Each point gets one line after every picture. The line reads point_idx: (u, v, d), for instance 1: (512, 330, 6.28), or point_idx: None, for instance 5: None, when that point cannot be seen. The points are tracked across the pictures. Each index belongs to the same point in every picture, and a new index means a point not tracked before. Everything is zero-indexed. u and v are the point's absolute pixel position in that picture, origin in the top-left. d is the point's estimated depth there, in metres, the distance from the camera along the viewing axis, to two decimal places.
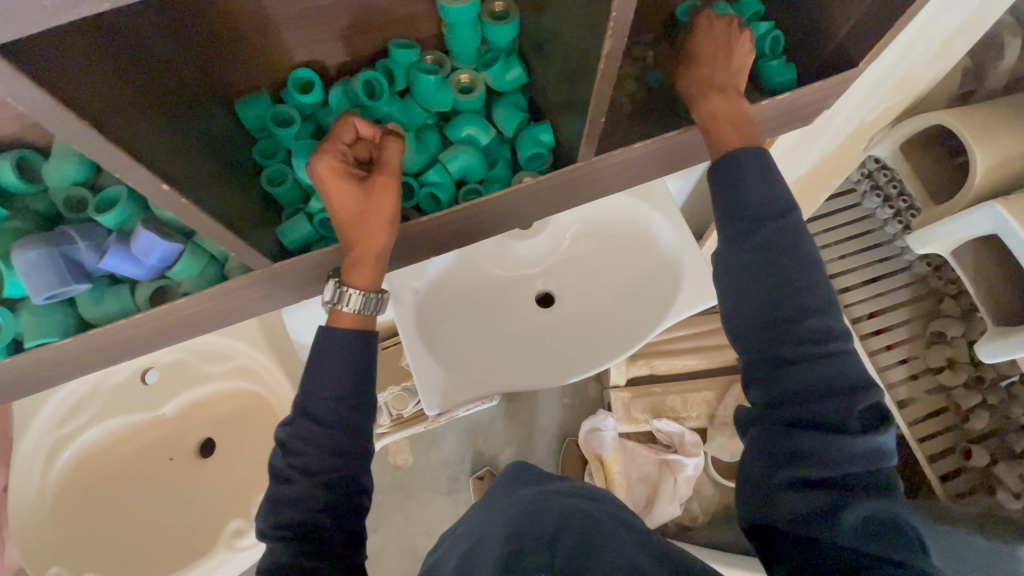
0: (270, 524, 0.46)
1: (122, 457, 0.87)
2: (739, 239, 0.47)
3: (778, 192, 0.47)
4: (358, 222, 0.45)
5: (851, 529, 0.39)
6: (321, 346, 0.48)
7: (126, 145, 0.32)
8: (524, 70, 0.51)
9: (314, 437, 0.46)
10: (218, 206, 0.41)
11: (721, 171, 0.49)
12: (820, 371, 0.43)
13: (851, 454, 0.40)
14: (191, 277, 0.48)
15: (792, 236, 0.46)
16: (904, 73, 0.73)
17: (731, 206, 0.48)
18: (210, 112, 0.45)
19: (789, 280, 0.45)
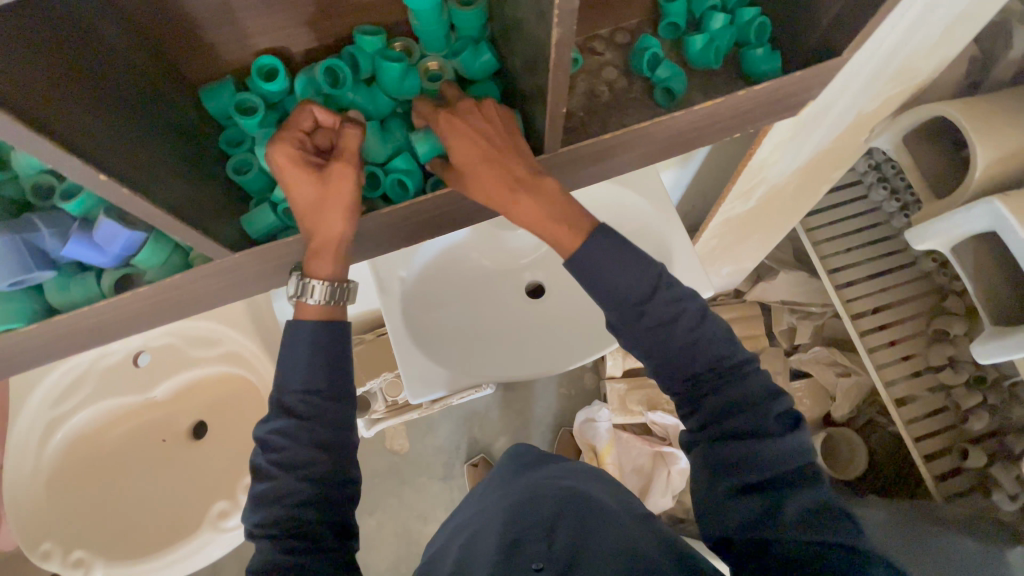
0: (256, 521, 0.45)
1: (115, 438, 0.88)
2: (632, 325, 0.49)
3: (644, 271, 0.48)
4: (316, 211, 0.45)
5: (790, 521, 0.43)
6: (290, 339, 0.47)
7: (61, 138, 0.32)
8: (495, 57, 0.50)
9: (295, 430, 0.45)
10: (174, 195, 0.41)
11: (581, 269, 0.48)
12: (736, 391, 0.48)
13: (778, 454, 0.45)
14: (155, 266, 0.49)
15: (678, 300, 0.49)
16: (902, 63, 0.70)
17: (608, 297, 0.48)
18: (171, 102, 0.45)
19: (672, 334, 0.49)
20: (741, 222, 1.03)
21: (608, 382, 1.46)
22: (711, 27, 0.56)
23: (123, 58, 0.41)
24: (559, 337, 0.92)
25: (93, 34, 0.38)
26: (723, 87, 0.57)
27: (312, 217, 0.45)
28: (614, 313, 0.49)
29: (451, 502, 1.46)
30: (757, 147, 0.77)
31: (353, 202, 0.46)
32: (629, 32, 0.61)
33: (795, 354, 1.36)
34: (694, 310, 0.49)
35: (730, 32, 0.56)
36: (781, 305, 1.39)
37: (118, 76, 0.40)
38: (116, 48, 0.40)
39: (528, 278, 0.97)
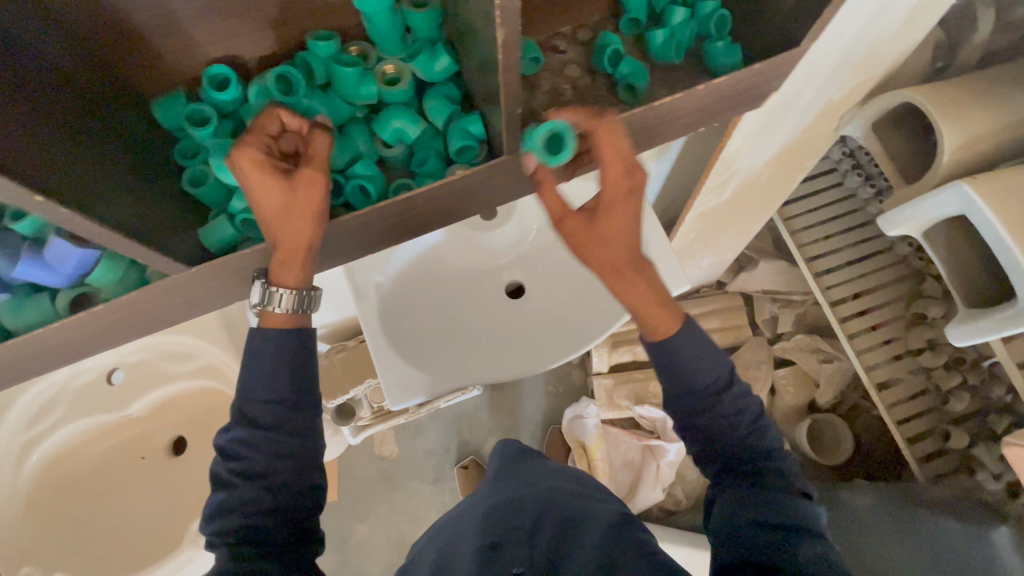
0: (213, 530, 0.44)
1: (93, 457, 0.87)
2: (695, 413, 0.51)
3: (719, 363, 0.51)
4: (282, 218, 0.43)
5: (806, 561, 0.44)
6: (254, 349, 0.46)
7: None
8: (453, 59, 0.49)
9: (256, 439, 0.45)
10: (120, 212, 0.39)
11: (657, 353, 0.51)
12: (773, 466, 0.52)
13: (799, 511, 0.48)
14: (111, 284, 0.47)
15: (744, 396, 0.52)
16: (867, 50, 0.70)
17: (683, 386, 0.51)
18: (120, 116, 0.44)
19: (733, 426, 0.51)
20: (719, 214, 1.03)
21: (595, 378, 1.46)
22: (672, 22, 0.55)
23: (65, 74, 0.39)
24: (540, 337, 0.92)
25: (30, 49, 0.37)
26: (687, 81, 0.57)
27: (277, 224, 0.44)
28: (684, 402, 0.51)
29: (443, 505, 1.45)
30: (727, 140, 0.77)
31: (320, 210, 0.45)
32: (591, 29, 0.61)
33: (778, 343, 1.37)
34: (753, 406, 0.53)
35: (690, 26, 0.56)
36: (763, 295, 1.40)
37: (60, 92, 0.39)
38: (54, 60, 0.38)
39: (507, 278, 0.96)
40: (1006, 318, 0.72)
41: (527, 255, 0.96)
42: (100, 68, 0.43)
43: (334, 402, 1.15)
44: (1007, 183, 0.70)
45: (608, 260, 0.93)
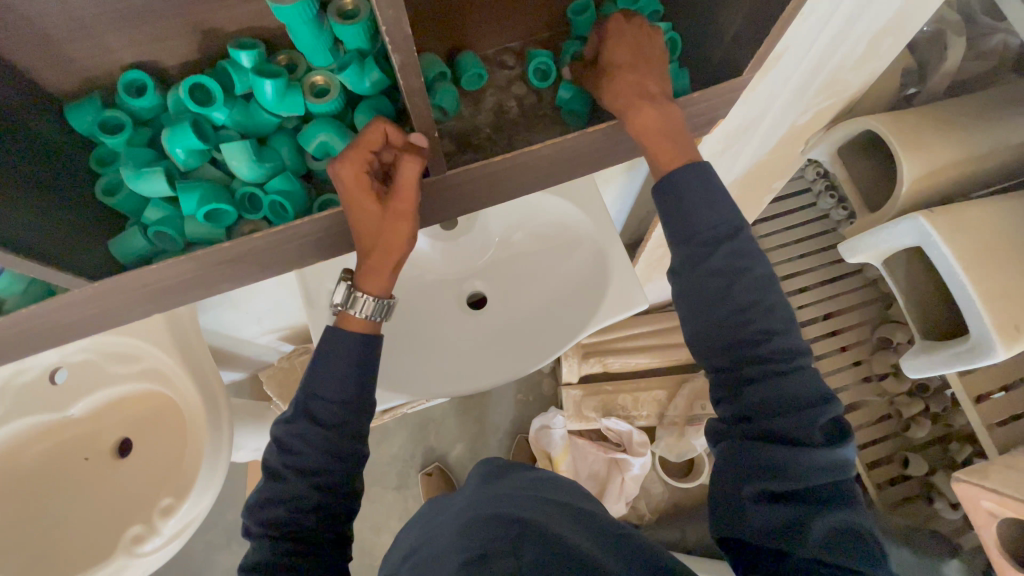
0: (262, 521, 0.50)
1: (34, 456, 0.85)
2: (695, 260, 0.50)
3: (724, 211, 0.49)
4: (375, 232, 0.48)
5: (818, 537, 0.43)
6: (328, 344, 0.52)
7: None
8: (385, 74, 0.48)
9: (314, 435, 0.50)
10: (13, 226, 0.37)
11: (664, 194, 0.51)
12: (784, 386, 0.48)
13: (815, 467, 0.45)
14: (16, 294, 0.46)
15: (750, 259, 0.50)
16: (829, 75, 0.69)
17: (685, 228, 0.50)
18: (27, 121, 0.42)
19: (729, 287, 0.49)
20: None
21: (564, 388, 1.45)
22: None
23: None
24: (514, 343, 0.91)
25: None
26: None
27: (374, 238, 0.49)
28: (687, 250, 0.50)
29: (405, 511, 1.44)
30: None
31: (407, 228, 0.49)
32: (543, 44, 0.59)
33: None
34: (761, 272, 0.50)
35: None
36: None
37: None
38: None
39: (469, 289, 0.95)
40: (959, 353, 0.71)
41: (492, 266, 0.95)
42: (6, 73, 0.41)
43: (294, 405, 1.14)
44: (965, 217, 0.69)
45: (570, 271, 0.92)
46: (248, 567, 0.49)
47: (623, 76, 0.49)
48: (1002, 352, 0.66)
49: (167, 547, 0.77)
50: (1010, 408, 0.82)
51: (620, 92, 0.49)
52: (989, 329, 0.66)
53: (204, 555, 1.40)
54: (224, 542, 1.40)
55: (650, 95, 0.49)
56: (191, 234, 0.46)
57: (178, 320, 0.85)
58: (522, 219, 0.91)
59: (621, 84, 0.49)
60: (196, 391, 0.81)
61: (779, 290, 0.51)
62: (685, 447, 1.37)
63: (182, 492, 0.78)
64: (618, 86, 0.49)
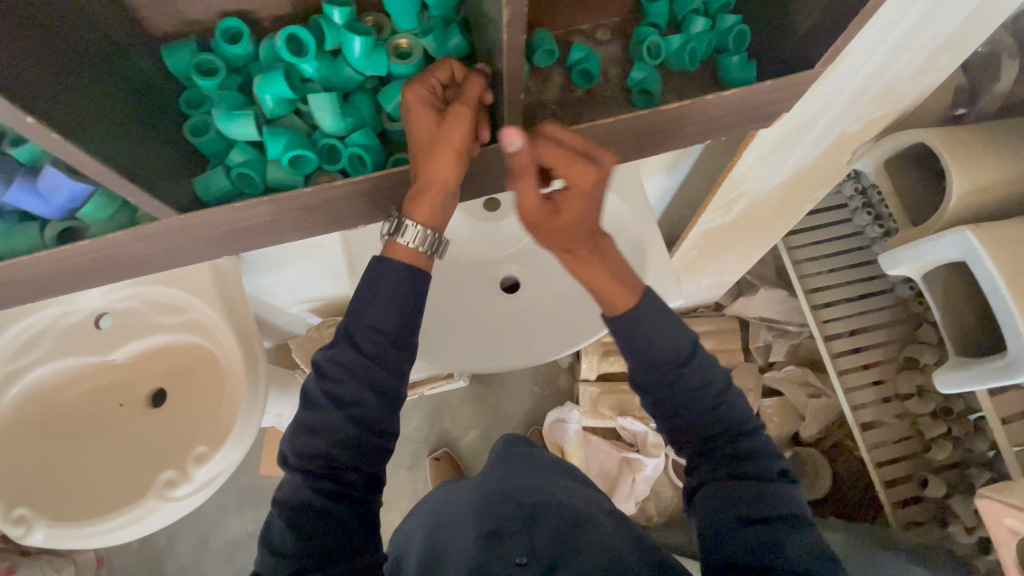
0: (296, 449, 0.52)
1: (73, 398, 0.88)
2: (661, 377, 0.56)
3: (683, 335, 0.56)
4: (429, 149, 0.47)
5: (793, 552, 0.50)
6: (374, 275, 0.51)
7: (6, 86, 0.31)
8: (465, 41, 0.50)
9: (354, 365, 0.51)
10: (120, 150, 0.39)
11: (625, 326, 0.56)
12: (745, 445, 0.57)
13: (781, 495, 0.54)
14: (102, 221, 0.47)
15: (711, 367, 0.58)
16: (886, 83, 0.70)
17: (650, 355, 0.56)
18: (129, 58, 0.44)
19: (691, 391, 0.56)
20: (722, 234, 1.03)
21: (581, 384, 1.46)
22: (691, 29, 0.55)
23: (80, 9, 0.40)
24: (543, 329, 0.94)
25: None
26: (700, 90, 0.57)
27: (423, 158, 0.47)
28: (653, 369, 0.56)
29: (415, 491, 1.45)
30: (738, 157, 0.77)
31: (460, 149, 0.47)
32: (611, 29, 0.60)
33: (769, 372, 1.39)
34: (720, 378, 0.58)
35: (709, 38, 0.56)
36: (759, 322, 1.41)
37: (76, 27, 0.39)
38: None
39: (504, 273, 0.98)
40: (995, 368, 0.72)
41: (527, 251, 0.97)
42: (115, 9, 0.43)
43: None
44: (1012, 234, 0.69)
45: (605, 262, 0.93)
46: (281, 501, 0.51)
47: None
48: None
49: (196, 495, 0.80)
50: None
51: None
52: None
53: (215, 517, 1.43)
54: (236, 505, 1.43)
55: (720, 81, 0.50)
56: (273, 179, 0.48)
57: (222, 276, 0.87)
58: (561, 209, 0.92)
59: None
60: (236, 346, 0.83)
61: (728, 383, 0.59)
62: None
63: (217, 441, 0.80)
64: None
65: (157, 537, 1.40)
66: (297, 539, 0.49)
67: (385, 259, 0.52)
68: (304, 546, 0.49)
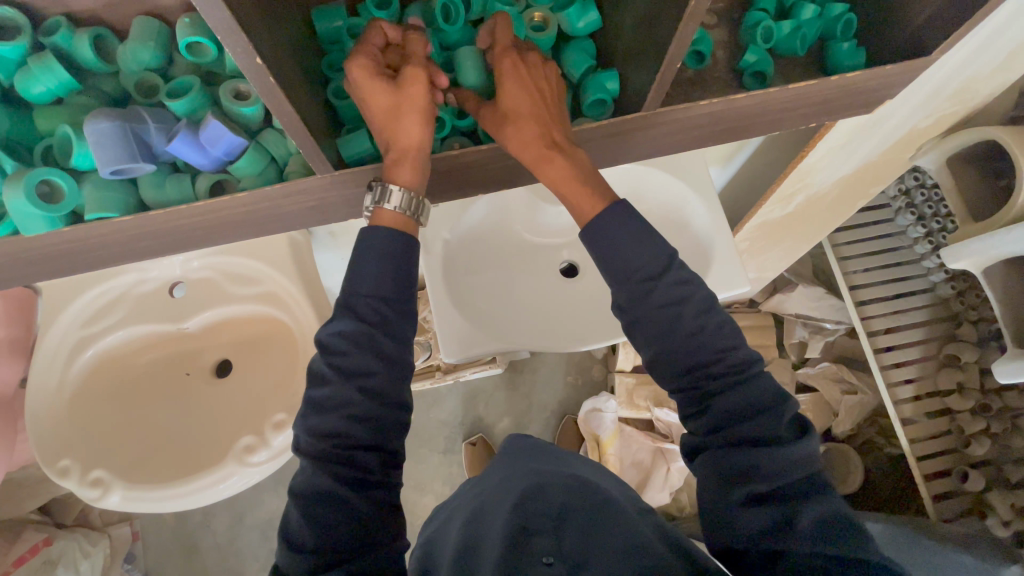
0: (313, 430, 0.48)
1: (143, 364, 0.89)
2: (638, 298, 0.52)
3: (657, 246, 0.52)
4: (393, 115, 0.47)
5: (804, 529, 0.46)
6: (365, 240, 0.49)
7: (243, 23, 0.33)
8: (599, 16, 0.52)
9: (359, 332, 0.48)
10: (298, 104, 0.41)
11: (595, 235, 0.52)
12: (743, 392, 0.51)
13: (788, 463, 0.48)
14: (252, 175, 0.49)
15: (686, 285, 0.52)
16: (965, 81, 0.73)
17: (626, 266, 0.52)
18: (294, 17, 0.46)
19: (676, 316, 0.52)
20: (775, 227, 1.06)
21: (617, 374, 1.48)
22: (800, 16, 0.57)
23: None
24: (596, 315, 0.96)
25: None
26: (803, 76, 0.60)
27: (388, 125, 0.47)
28: (633, 289, 0.52)
29: (449, 476, 1.47)
30: (811, 149, 0.80)
31: (422, 109, 0.47)
32: (717, 15, 0.62)
33: (803, 368, 1.41)
34: (700, 296, 0.53)
35: (818, 25, 0.58)
36: (795, 318, 1.43)
37: None
38: None
39: (565, 257, 1.00)
40: None
41: None
42: None
43: None
44: None
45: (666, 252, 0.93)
46: (296, 488, 0.48)
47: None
48: None
49: (270, 462, 0.81)
50: None
51: None
52: None
53: (252, 495, 1.44)
54: (272, 484, 1.44)
55: None
56: None
57: (298, 249, 0.89)
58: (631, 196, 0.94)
59: None
60: (313, 317, 0.85)
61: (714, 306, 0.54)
62: None
63: (294, 409, 0.82)
64: None
65: (194, 513, 1.42)
66: (314, 531, 0.45)
67: (374, 227, 0.49)
68: (325, 538, 0.45)
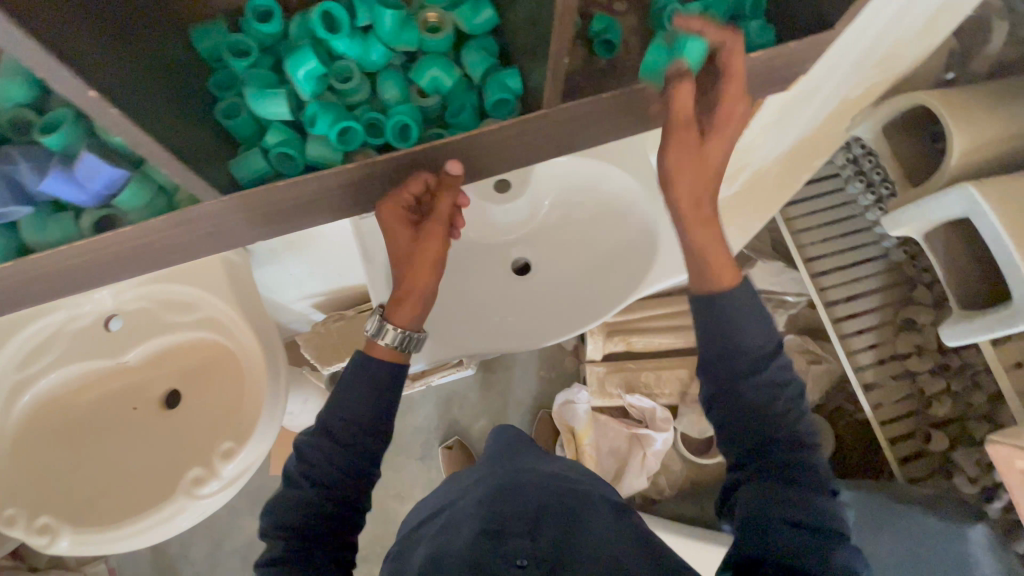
0: (272, 523, 0.55)
1: (87, 401, 0.86)
2: (740, 374, 0.55)
3: (768, 332, 0.55)
4: (408, 262, 0.57)
5: (838, 565, 0.46)
6: (354, 371, 0.58)
7: (69, 56, 0.31)
8: (495, 12, 0.50)
9: (328, 449, 0.55)
10: (166, 131, 0.39)
11: (709, 311, 0.55)
12: (806, 457, 0.53)
13: (831, 512, 0.50)
14: (139, 208, 0.46)
15: (786, 374, 0.55)
16: (891, 45, 0.72)
17: (730, 345, 0.54)
18: (167, 41, 0.44)
19: (772, 393, 0.54)
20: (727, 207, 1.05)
21: (587, 365, 1.47)
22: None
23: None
24: (553, 311, 0.95)
25: None
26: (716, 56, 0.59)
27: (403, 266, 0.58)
28: (728, 359, 0.55)
29: (428, 482, 1.46)
30: (749, 126, 0.79)
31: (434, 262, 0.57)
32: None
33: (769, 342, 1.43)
34: (794, 390, 0.56)
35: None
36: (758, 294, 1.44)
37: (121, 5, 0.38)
38: None
39: (515, 256, 0.98)
40: (1001, 318, 0.74)
41: (536, 232, 0.98)
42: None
43: (327, 369, 1.20)
44: (1012, 185, 0.72)
45: (615, 241, 0.94)
46: (261, 563, 0.53)
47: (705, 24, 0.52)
48: None
49: (225, 491, 0.80)
50: None
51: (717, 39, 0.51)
52: None
53: (228, 520, 1.41)
54: (248, 507, 1.42)
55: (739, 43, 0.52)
56: (314, 156, 0.47)
57: (235, 271, 0.86)
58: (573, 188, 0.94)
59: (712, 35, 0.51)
60: (255, 341, 0.82)
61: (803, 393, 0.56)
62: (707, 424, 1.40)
63: (243, 437, 0.80)
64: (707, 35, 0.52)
65: (170, 543, 1.39)
66: None
67: (366, 357, 0.58)
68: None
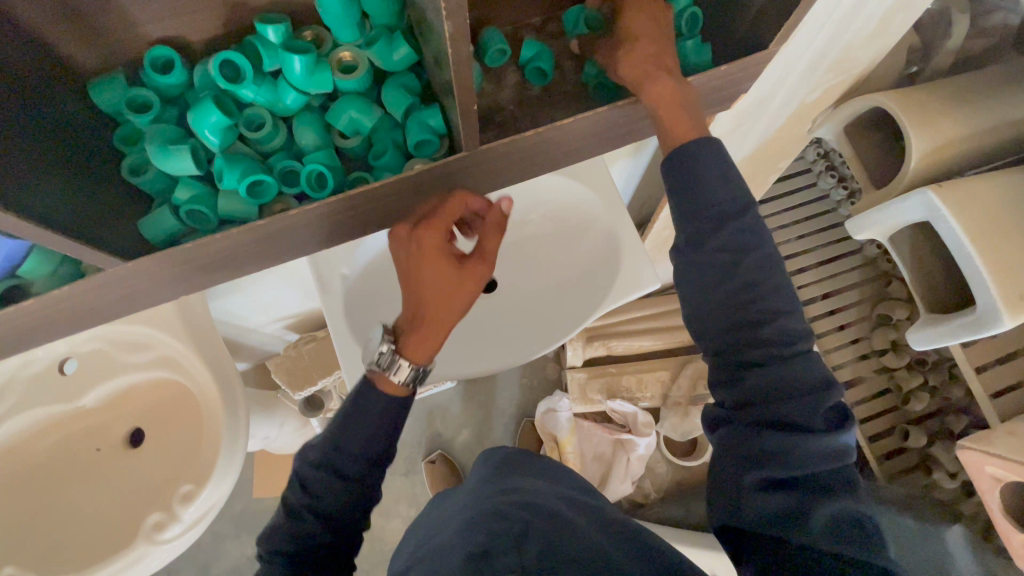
0: (270, 553, 0.52)
1: (43, 449, 0.82)
2: (701, 238, 0.50)
3: (734, 187, 0.50)
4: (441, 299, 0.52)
5: (819, 522, 0.45)
6: (361, 401, 0.53)
7: None
8: (412, 48, 0.48)
9: (333, 484, 0.51)
10: (51, 208, 0.39)
11: (673, 168, 0.51)
12: (782, 371, 0.48)
13: (816, 453, 0.46)
14: (43, 276, 0.47)
15: (755, 238, 0.50)
16: (841, 51, 0.69)
17: (692, 204, 0.50)
18: (57, 105, 0.43)
19: (738, 263, 0.50)
20: None
21: (569, 371, 1.45)
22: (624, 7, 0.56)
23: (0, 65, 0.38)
24: (525, 322, 0.92)
25: None
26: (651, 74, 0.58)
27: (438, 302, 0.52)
28: (692, 226, 0.51)
29: (413, 496, 1.45)
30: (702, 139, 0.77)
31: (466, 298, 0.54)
32: (562, 20, 0.60)
33: None
34: (766, 252, 0.50)
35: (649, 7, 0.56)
36: None
37: None
38: None
39: None
40: (965, 323, 0.73)
41: (500, 249, 0.95)
42: (42, 54, 0.42)
43: (300, 393, 1.18)
44: (970, 188, 0.70)
45: (580, 258, 0.92)
46: None
47: (635, 48, 0.51)
48: (1007, 321, 0.67)
49: (187, 534, 0.78)
50: (1007, 377, 0.86)
51: (643, 66, 0.50)
52: (996, 301, 0.67)
53: (213, 545, 1.41)
54: (233, 532, 1.41)
55: (666, 71, 0.51)
56: (227, 212, 0.47)
57: (189, 308, 0.85)
58: (532, 203, 0.91)
59: (638, 61, 0.50)
60: (213, 380, 0.82)
61: (783, 265, 0.51)
62: (689, 426, 1.39)
63: (202, 479, 0.80)
64: (634, 61, 0.50)
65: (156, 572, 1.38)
66: None
67: (371, 385, 0.53)
68: None
